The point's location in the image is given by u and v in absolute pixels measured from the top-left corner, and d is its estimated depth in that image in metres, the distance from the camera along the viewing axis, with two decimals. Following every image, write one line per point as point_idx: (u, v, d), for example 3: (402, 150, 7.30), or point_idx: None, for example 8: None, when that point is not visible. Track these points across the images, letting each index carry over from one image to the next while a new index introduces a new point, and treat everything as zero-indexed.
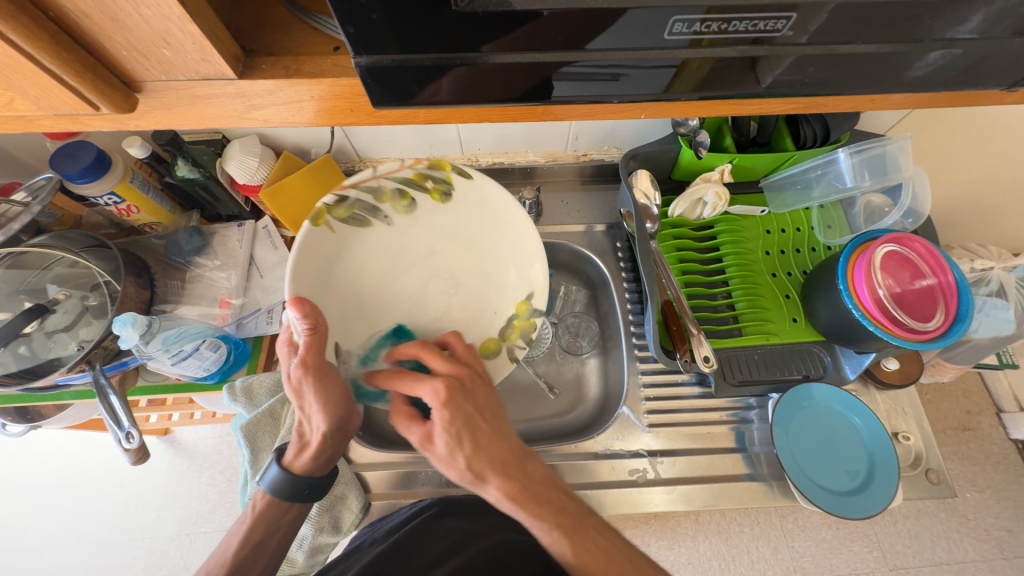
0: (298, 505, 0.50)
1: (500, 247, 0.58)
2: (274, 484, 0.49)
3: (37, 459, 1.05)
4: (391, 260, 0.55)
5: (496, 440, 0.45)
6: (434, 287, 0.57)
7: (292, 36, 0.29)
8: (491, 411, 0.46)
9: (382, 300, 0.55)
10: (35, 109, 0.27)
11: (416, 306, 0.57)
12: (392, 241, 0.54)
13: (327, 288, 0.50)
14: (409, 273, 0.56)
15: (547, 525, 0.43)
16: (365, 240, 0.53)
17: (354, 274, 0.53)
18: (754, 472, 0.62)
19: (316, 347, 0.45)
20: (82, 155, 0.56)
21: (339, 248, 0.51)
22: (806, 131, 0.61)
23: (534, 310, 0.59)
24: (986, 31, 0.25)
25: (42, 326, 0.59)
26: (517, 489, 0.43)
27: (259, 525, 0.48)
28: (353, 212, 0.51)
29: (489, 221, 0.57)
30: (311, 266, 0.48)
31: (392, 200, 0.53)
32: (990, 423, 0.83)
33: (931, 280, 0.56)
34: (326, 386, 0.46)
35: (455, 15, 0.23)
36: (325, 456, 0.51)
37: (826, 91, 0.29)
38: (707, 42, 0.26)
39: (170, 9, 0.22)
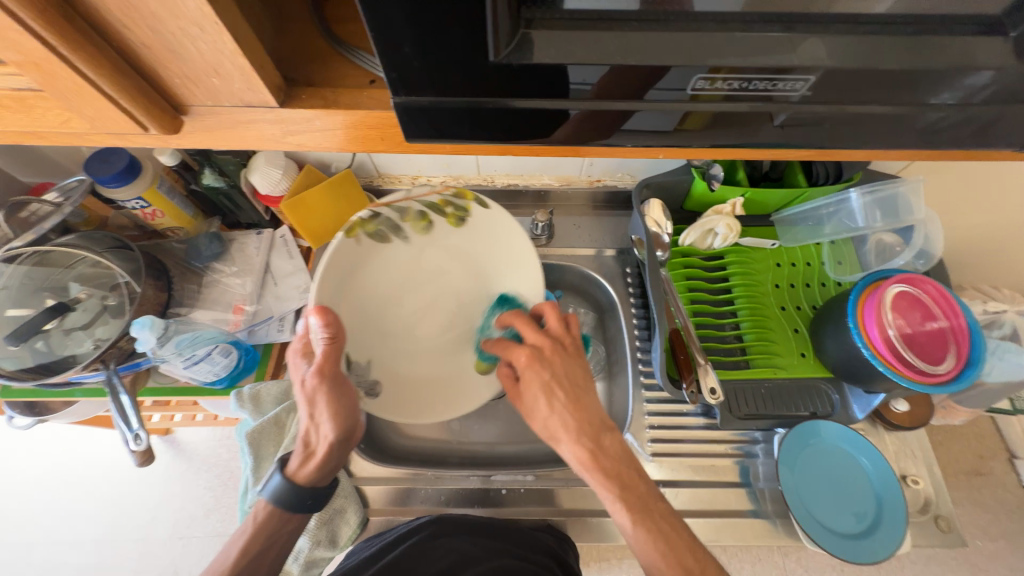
0: (298, 516, 0.50)
1: (508, 275, 0.59)
2: (278, 493, 0.49)
3: (39, 453, 1.06)
4: (404, 276, 0.56)
5: (574, 406, 0.48)
6: (442, 307, 0.58)
7: (331, 67, 0.31)
8: (578, 378, 0.49)
9: (390, 313, 0.56)
10: (88, 127, 0.29)
11: (424, 323, 0.58)
12: (408, 259, 0.56)
13: (341, 298, 0.52)
14: (421, 290, 0.57)
15: (613, 495, 0.45)
16: (384, 255, 0.55)
17: (369, 287, 0.54)
18: (757, 509, 0.61)
19: (332, 354, 0.47)
20: (115, 160, 0.59)
21: (359, 260, 0.53)
22: (818, 169, 0.62)
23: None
24: (993, 97, 0.26)
25: (62, 323, 0.60)
26: (587, 456, 0.46)
27: (259, 535, 0.48)
28: (377, 227, 0.53)
29: (501, 247, 0.58)
30: (332, 279, 0.51)
31: (415, 220, 0.55)
32: (1002, 469, 0.82)
33: (943, 322, 0.55)
34: (338, 394, 0.48)
35: (492, 67, 0.25)
36: (328, 467, 0.50)
37: (837, 142, 0.30)
38: (721, 95, 0.27)
39: (225, 45, 0.24)
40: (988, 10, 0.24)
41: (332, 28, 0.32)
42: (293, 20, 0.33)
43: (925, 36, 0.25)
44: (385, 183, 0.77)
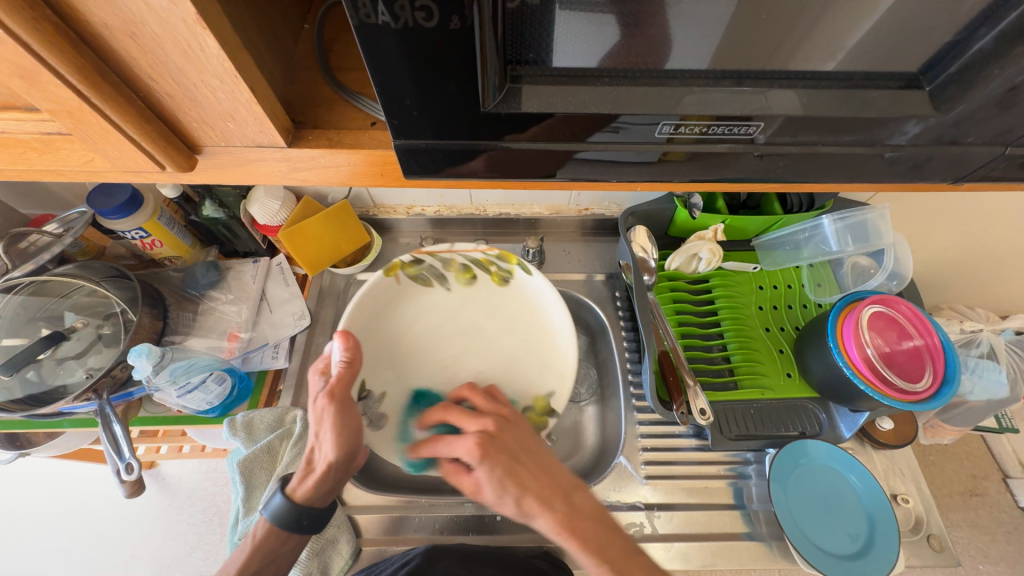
0: (297, 537, 0.49)
1: (537, 339, 0.60)
2: (275, 513, 0.48)
3: (14, 490, 1.02)
4: (442, 323, 0.60)
5: (540, 475, 0.48)
6: (470, 361, 0.60)
7: (336, 111, 0.34)
8: (531, 448, 0.50)
9: (420, 357, 0.59)
10: (107, 166, 0.31)
11: (446, 370, 0.59)
12: (448, 307, 0.60)
13: (373, 329, 0.56)
14: (453, 338, 0.60)
15: (596, 562, 0.42)
16: (425, 298, 0.59)
17: (407, 324, 0.58)
18: (752, 531, 0.61)
19: (346, 378, 0.49)
20: (117, 193, 0.60)
21: (403, 297, 0.58)
22: (792, 199, 0.67)
23: (551, 409, 0.59)
24: (929, 139, 0.30)
25: (55, 352, 0.60)
26: (563, 522, 0.44)
27: (256, 555, 0.47)
28: (424, 270, 0.59)
29: (534, 313, 0.60)
30: (369, 308, 0.55)
31: (458, 271, 0.60)
32: (996, 489, 0.82)
33: (918, 341, 0.58)
34: (345, 418, 0.49)
35: (482, 113, 0.27)
36: (326, 489, 0.50)
37: (797, 176, 0.33)
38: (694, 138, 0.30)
39: (241, 94, 0.27)
40: (910, 66, 0.28)
41: (336, 75, 0.35)
42: (301, 68, 0.35)
43: (862, 88, 0.28)
44: (381, 212, 0.79)
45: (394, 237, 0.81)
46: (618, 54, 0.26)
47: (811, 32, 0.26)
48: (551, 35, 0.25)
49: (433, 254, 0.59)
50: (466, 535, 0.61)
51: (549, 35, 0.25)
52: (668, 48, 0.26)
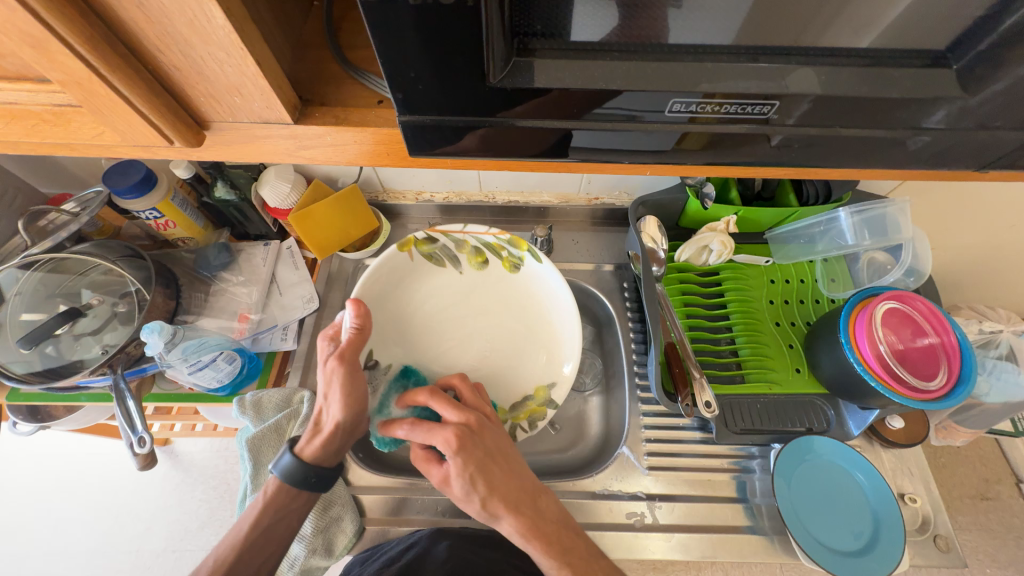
0: (307, 495, 0.50)
1: (543, 329, 0.61)
2: (284, 471, 0.49)
3: (36, 462, 1.06)
4: (452, 302, 0.61)
5: (509, 479, 0.48)
6: (475, 344, 0.61)
7: (343, 89, 0.34)
8: (504, 451, 0.50)
9: (427, 333, 0.60)
10: (117, 139, 0.31)
11: (451, 347, 0.61)
12: (458, 287, 0.62)
13: (386, 301, 0.58)
14: (460, 318, 0.61)
15: (555, 564, 0.45)
16: (436, 277, 0.61)
17: (418, 299, 0.60)
18: (754, 525, 0.61)
19: (357, 344, 0.50)
20: (132, 173, 0.61)
21: (417, 273, 0.60)
22: (808, 190, 0.65)
23: (550, 400, 0.59)
24: (952, 123, 0.29)
25: (72, 329, 0.62)
26: (527, 524, 0.47)
27: (268, 511, 0.48)
28: (441, 250, 0.61)
29: (542, 301, 0.61)
30: (384, 280, 0.58)
31: (470, 254, 0.62)
32: (1009, 494, 0.81)
33: (933, 339, 0.56)
34: (354, 382, 0.50)
35: (490, 88, 0.27)
36: (334, 450, 0.51)
37: (812, 161, 0.32)
38: (707, 119, 0.29)
39: (248, 68, 0.27)
40: (936, 44, 0.26)
41: (344, 52, 0.34)
42: (309, 45, 0.35)
43: (884, 67, 0.27)
44: (390, 198, 0.80)
45: (403, 223, 0.81)
46: (632, 30, 0.26)
47: (834, 8, 0.25)
48: (568, 12, 0.25)
49: (450, 235, 0.61)
50: (468, 519, 0.62)
51: (569, 9, 0.24)
52: (682, 24, 0.25)
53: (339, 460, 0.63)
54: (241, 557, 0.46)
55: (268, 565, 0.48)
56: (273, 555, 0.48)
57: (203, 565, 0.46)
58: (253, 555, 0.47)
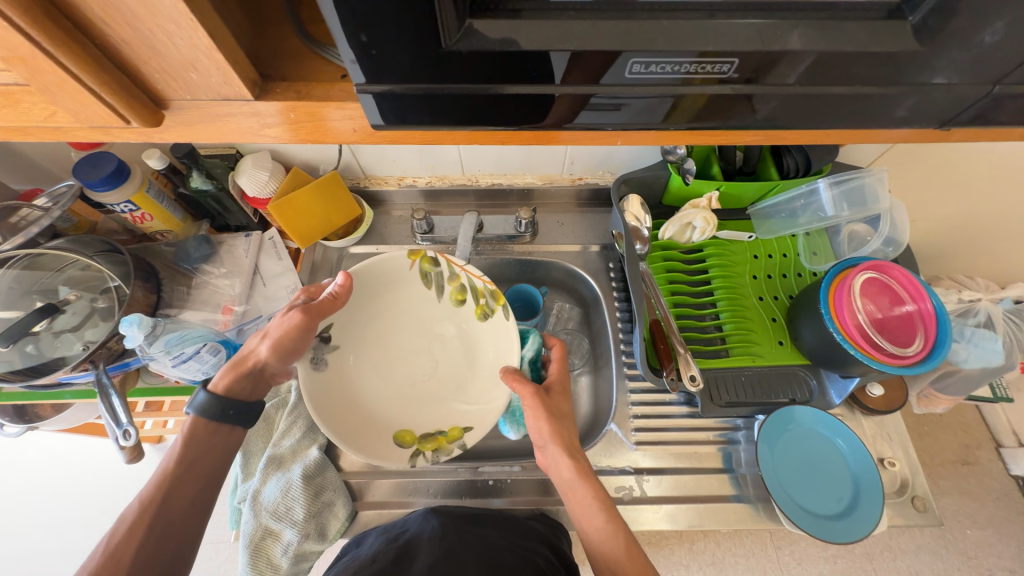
0: (227, 430, 0.51)
1: (484, 373, 0.62)
2: (199, 406, 0.50)
3: (28, 464, 1.05)
4: (419, 324, 0.63)
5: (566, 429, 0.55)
6: (416, 366, 0.62)
7: (306, 64, 0.33)
8: (562, 409, 0.57)
9: (385, 344, 0.62)
10: (73, 121, 0.31)
11: (394, 354, 0.62)
12: (430, 313, 0.64)
13: (367, 298, 0.60)
14: (417, 336, 0.63)
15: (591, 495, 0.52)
16: (419, 293, 0.63)
17: (393, 309, 0.63)
18: (740, 494, 0.62)
19: (326, 307, 0.54)
20: (103, 165, 0.60)
21: (403, 282, 0.62)
22: (789, 162, 0.64)
23: (460, 441, 0.58)
24: (913, 79, 0.29)
25: (51, 326, 0.61)
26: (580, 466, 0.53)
27: (190, 446, 0.48)
28: (437, 274, 0.63)
29: (496, 351, 0.61)
30: (375, 276, 0.60)
31: (454, 289, 0.63)
32: (989, 458, 0.83)
33: (911, 306, 0.57)
34: (298, 338, 0.53)
35: (446, 52, 0.26)
36: (249, 390, 0.53)
37: (778, 125, 0.33)
38: (699, 81, 0.29)
39: (200, 41, 0.26)
40: None
41: (306, 27, 0.34)
42: (270, 22, 0.35)
43: (841, 23, 0.27)
44: (372, 184, 0.79)
45: (387, 210, 0.81)
46: None
47: None
48: None
49: (452, 264, 0.62)
50: (462, 500, 0.63)
51: None
52: None
53: (329, 447, 0.64)
54: (169, 491, 0.46)
55: (200, 505, 0.47)
56: (203, 493, 0.48)
57: (128, 511, 0.44)
58: (182, 489, 0.47)
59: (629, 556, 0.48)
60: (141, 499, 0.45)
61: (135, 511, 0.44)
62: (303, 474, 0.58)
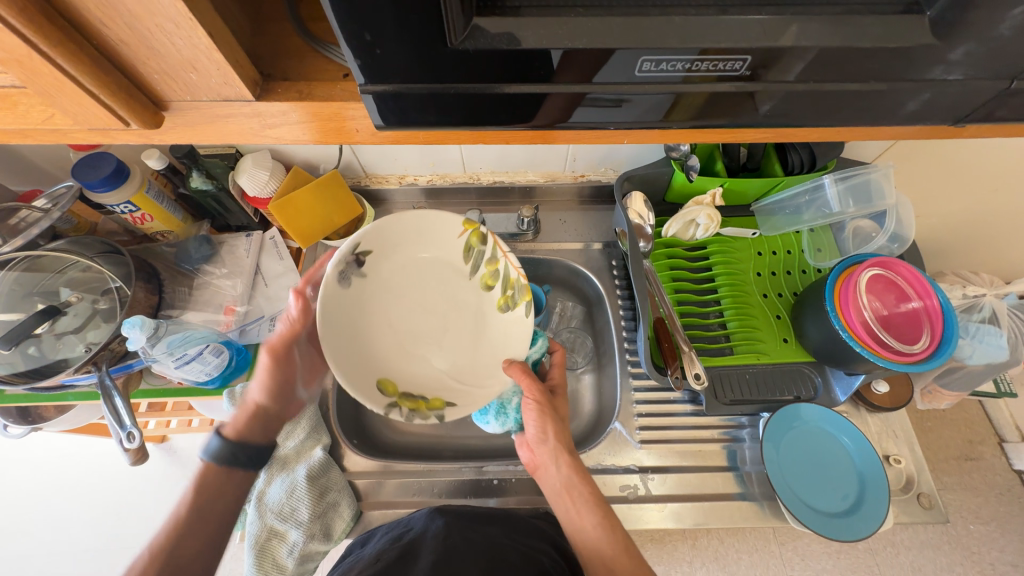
0: (239, 472, 0.50)
1: (483, 359, 0.56)
2: (209, 450, 0.50)
3: (32, 464, 1.05)
4: (441, 289, 0.56)
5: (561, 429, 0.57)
6: (423, 327, 0.55)
7: (306, 63, 0.33)
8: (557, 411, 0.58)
9: (403, 297, 0.54)
10: (71, 123, 0.30)
11: (408, 306, 0.54)
12: (456, 284, 0.56)
13: (403, 248, 0.54)
14: (436, 298, 0.56)
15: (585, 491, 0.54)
16: (455, 258, 0.55)
17: (426, 267, 0.55)
18: (745, 491, 0.62)
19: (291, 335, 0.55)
20: (103, 166, 0.59)
21: (444, 242, 0.55)
22: (794, 159, 0.63)
23: (439, 411, 0.51)
24: (926, 74, 0.28)
25: (53, 327, 0.61)
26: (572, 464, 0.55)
27: (198, 492, 0.48)
28: (478, 252, 0.56)
29: (504, 346, 0.56)
30: (421, 226, 0.53)
31: (487, 274, 0.56)
32: (992, 453, 0.83)
33: (917, 303, 0.57)
34: (281, 372, 0.55)
35: (451, 52, 0.26)
36: (259, 429, 0.54)
37: (786, 122, 0.32)
38: (700, 79, 0.28)
39: (199, 41, 0.26)
40: None
41: (306, 25, 0.34)
42: (269, 21, 0.34)
43: (854, 17, 0.26)
44: (373, 182, 0.78)
45: (388, 209, 0.81)
46: None
47: None
48: None
49: (498, 248, 0.56)
50: (466, 499, 0.62)
51: None
52: None
53: (333, 447, 0.64)
54: (180, 538, 0.45)
55: (209, 552, 0.46)
56: (210, 541, 0.46)
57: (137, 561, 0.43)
58: (192, 534, 0.45)
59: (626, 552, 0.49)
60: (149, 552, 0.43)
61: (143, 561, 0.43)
62: (308, 474, 0.58)
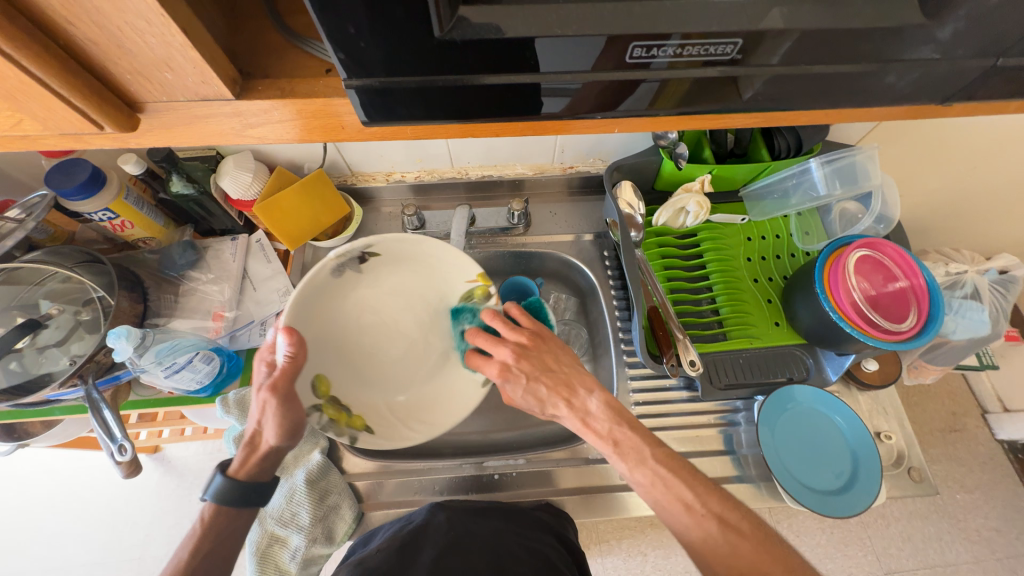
0: (247, 512, 0.50)
1: (420, 394, 0.60)
2: (220, 493, 0.49)
3: (21, 481, 1.03)
4: (421, 320, 0.60)
5: (559, 387, 0.54)
6: (388, 344, 0.58)
7: (287, 59, 0.32)
8: (552, 366, 0.56)
9: (388, 313, 0.58)
10: (41, 128, 0.29)
11: (386, 317, 0.58)
12: (435, 322, 0.60)
13: (406, 267, 0.57)
14: (413, 325, 0.59)
15: (610, 449, 0.50)
16: (446, 298, 0.59)
17: (418, 296, 0.59)
18: (742, 474, 0.63)
19: (291, 375, 0.48)
20: (77, 172, 0.57)
21: (442, 280, 0.59)
22: (780, 143, 0.64)
23: (353, 432, 0.55)
24: (915, 54, 0.28)
25: (34, 341, 0.59)
26: (581, 421, 0.53)
27: (208, 536, 0.48)
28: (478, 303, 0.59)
29: (447, 386, 0.61)
30: (430, 256, 0.57)
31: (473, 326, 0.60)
32: (976, 424, 0.86)
33: (903, 283, 0.58)
34: (291, 410, 0.50)
35: (438, 42, 0.25)
36: (269, 465, 0.52)
37: (773, 106, 0.32)
38: (685, 64, 0.28)
39: (174, 38, 0.25)
40: None
41: (285, 21, 0.33)
42: (246, 18, 0.33)
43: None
44: (360, 180, 0.77)
45: (376, 207, 0.79)
46: None
47: None
48: None
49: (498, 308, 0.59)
50: (467, 495, 0.62)
51: None
52: None
53: (332, 450, 0.63)
54: None
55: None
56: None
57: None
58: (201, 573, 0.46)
59: (697, 522, 0.44)
60: None
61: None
62: (307, 479, 0.58)
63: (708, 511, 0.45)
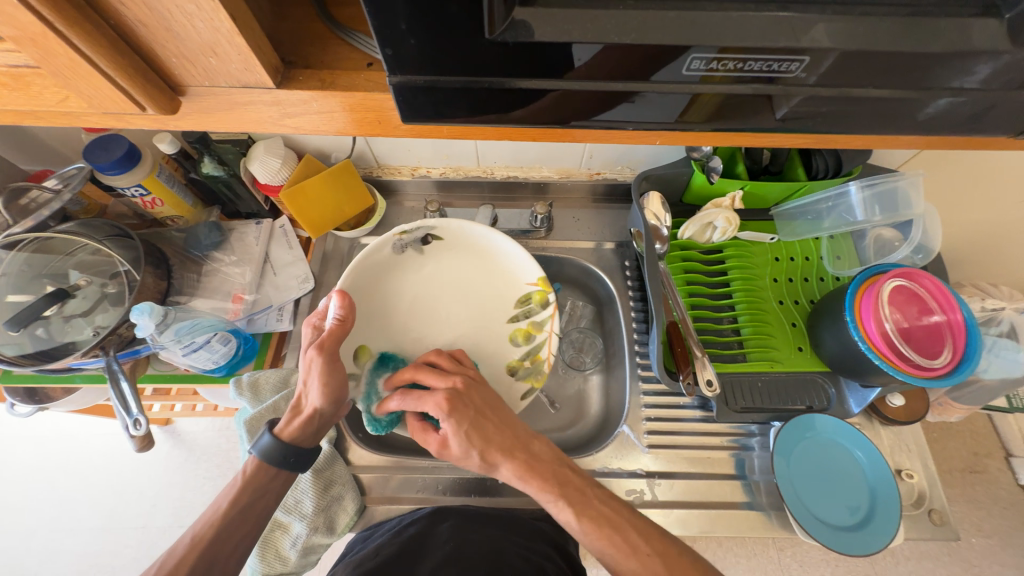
0: (284, 474, 0.50)
1: None
2: (264, 451, 0.49)
3: (38, 442, 1.06)
4: (473, 317, 0.61)
5: (505, 429, 0.50)
6: (436, 330, 0.60)
7: (330, 50, 0.32)
8: (498, 404, 0.52)
9: (442, 302, 0.61)
10: (85, 105, 0.29)
11: (437, 303, 0.61)
12: (487, 322, 0.61)
13: (463, 260, 0.62)
14: (463, 320, 0.61)
15: (553, 496, 0.46)
16: (500, 298, 0.62)
17: (473, 293, 0.62)
18: (752, 501, 0.61)
19: (336, 336, 0.49)
20: (115, 147, 0.58)
21: (496, 280, 0.62)
22: (818, 163, 0.62)
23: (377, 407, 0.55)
24: (989, 83, 0.27)
25: (61, 310, 0.60)
26: (522, 468, 0.48)
27: (248, 489, 0.48)
28: (532, 309, 0.61)
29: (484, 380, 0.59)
30: (487, 250, 0.62)
31: (525, 328, 0.61)
32: (999, 467, 0.81)
33: (940, 317, 0.55)
34: (333, 372, 0.50)
35: (488, 42, 0.25)
36: (312, 431, 0.52)
37: (824, 126, 0.31)
38: (718, 78, 0.27)
39: (222, 23, 0.25)
40: None
41: (330, 11, 0.33)
42: (293, 7, 0.33)
43: (923, 18, 0.25)
44: (384, 173, 0.77)
45: (399, 200, 0.79)
46: None
47: None
48: None
49: (550, 317, 0.61)
50: (468, 497, 0.62)
51: None
52: None
53: (339, 441, 0.63)
54: (216, 534, 0.45)
55: (244, 545, 0.47)
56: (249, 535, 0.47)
57: (176, 547, 0.44)
58: (231, 529, 0.46)
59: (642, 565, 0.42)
60: (196, 535, 0.45)
61: (183, 548, 0.44)
62: (314, 468, 0.58)
63: (651, 550, 0.43)
